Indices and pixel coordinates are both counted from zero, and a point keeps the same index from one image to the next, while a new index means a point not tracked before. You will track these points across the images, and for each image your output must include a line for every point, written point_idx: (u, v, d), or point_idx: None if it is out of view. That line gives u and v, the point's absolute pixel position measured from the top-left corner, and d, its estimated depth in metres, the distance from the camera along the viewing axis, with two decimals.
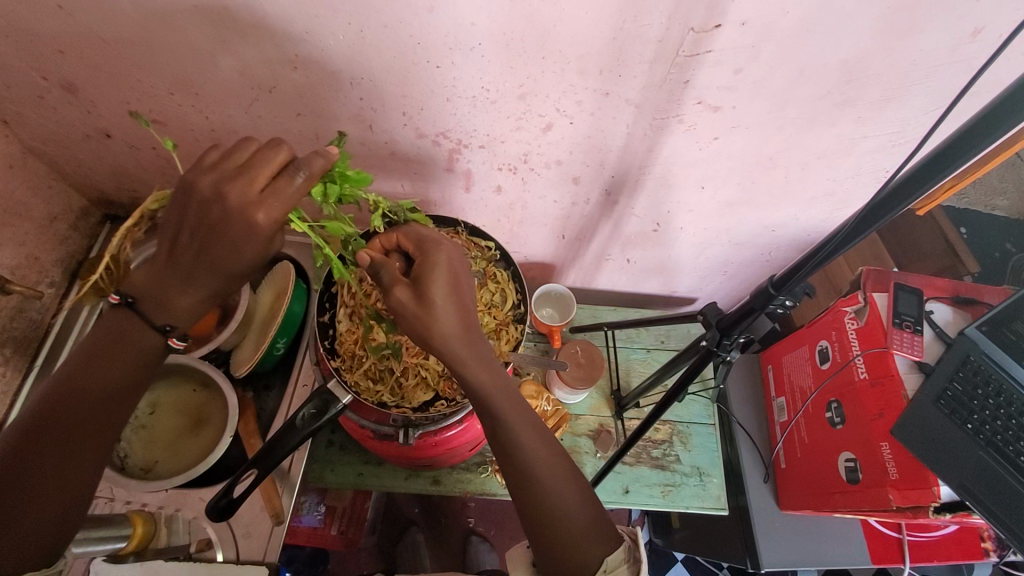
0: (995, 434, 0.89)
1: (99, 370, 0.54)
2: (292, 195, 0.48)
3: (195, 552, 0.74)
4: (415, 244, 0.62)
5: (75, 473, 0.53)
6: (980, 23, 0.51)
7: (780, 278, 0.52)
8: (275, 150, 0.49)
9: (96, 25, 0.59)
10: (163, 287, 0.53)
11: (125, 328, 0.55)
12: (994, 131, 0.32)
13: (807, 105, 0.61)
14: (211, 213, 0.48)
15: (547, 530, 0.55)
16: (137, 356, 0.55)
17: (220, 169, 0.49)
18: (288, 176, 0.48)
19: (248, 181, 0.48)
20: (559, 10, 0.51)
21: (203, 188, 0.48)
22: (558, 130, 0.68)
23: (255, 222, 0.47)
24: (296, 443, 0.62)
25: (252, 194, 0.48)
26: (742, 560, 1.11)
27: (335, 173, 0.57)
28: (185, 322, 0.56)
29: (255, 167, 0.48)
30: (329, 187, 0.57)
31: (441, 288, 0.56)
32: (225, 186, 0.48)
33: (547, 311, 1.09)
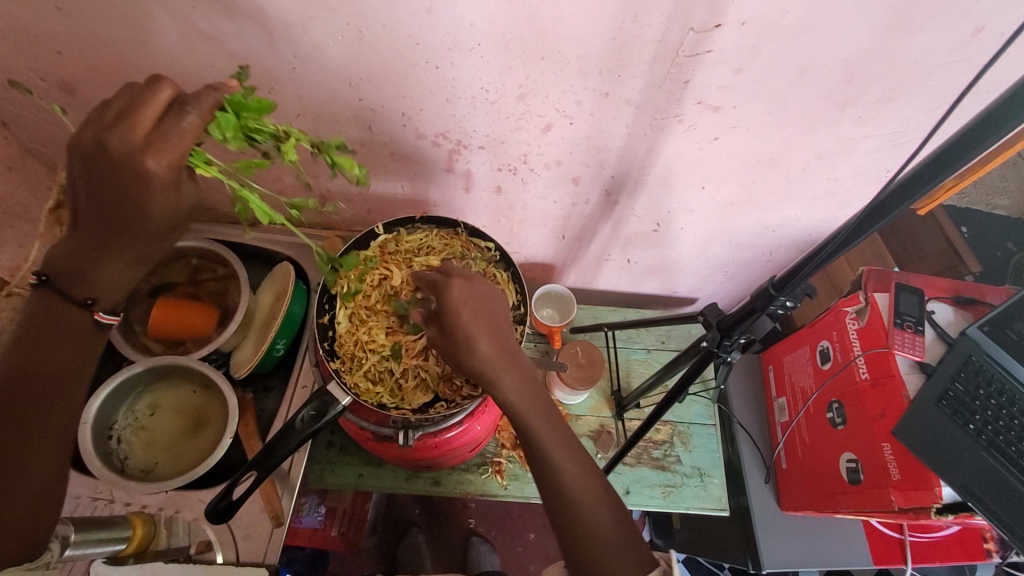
0: (997, 434, 0.88)
1: (32, 346, 0.53)
2: (184, 134, 0.45)
3: (195, 554, 0.73)
4: (433, 283, 0.63)
5: (36, 461, 0.52)
6: (981, 22, 0.51)
7: (781, 278, 0.52)
8: (154, 89, 0.45)
9: (93, 26, 0.59)
10: (83, 261, 0.51)
11: (45, 304, 0.53)
12: (1000, 130, 0.32)
13: (810, 105, 0.61)
14: (99, 167, 0.45)
15: (575, 543, 0.55)
16: (68, 329, 0.54)
17: (99, 117, 0.45)
18: (175, 112, 0.44)
19: (129, 127, 0.43)
20: (558, 10, 0.51)
21: (85, 139, 0.44)
22: (558, 130, 0.68)
23: (147, 169, 0.44)
24: (296, 444, 0.62)
25: (137, 139, 0.44)
26: (743, 561, 1.10)
27: (228, 104, 0.47)
28: (109, 294, 0.54)
29: (134, 110, 0.44)
30: (224, 119, 0.46)
31: (466, 312, 0.59)
32: (105, 133, 0.43)
33: (547, 312, 1.08)
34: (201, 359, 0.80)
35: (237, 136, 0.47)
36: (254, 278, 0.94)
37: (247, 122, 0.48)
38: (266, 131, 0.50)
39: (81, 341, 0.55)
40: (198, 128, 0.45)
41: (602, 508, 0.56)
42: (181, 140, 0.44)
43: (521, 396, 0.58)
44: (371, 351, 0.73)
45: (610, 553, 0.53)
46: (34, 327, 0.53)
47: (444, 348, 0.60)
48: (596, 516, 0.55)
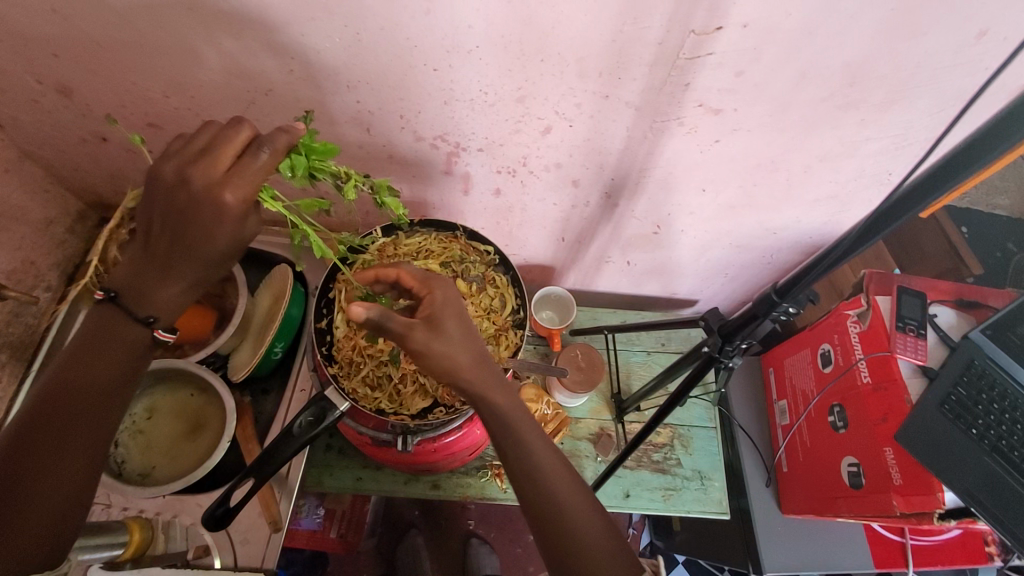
0: (1000, 438, 0.87)
1: (88, 367, 0.53)
2: (257, 173, 0.46)
3: (192, 560, 0.72)
4: (420, 282, 0.61)
5: (73, 477, 0.52)
6: (985, 25, 0.50)
7: (783, 285, 0.51)
8: (235, 129, 0.47)
9: (88, 28, 0.58)
10: (143, 278, 0.52)
11: (107, 323, 0.54)
12: (993, 150, 0.32)
13: (811, 108, 0.61)
14: (178, 198, 0.47)
15: (564, 545, 0.54)
16: (124, 352, 0.54)
17: (185, 153, 0.47)
18: (253, 152, 0.46)
19: (210, 164, 0.46)
20: (558, 13, 0.51)
21: (167, 171, 0.47)
22: (557, 133, 0.67)
23: (222, 204, 0.45)
24: (294, 450, 0.61)
25: (216, 175, 0.46)
26: (744, 564, 1.10)
27: (300, 147, 0.50)
28: (167, 315, 0.54)
29: (217, 148, 0.46)
30: (296, 160, 0.50)
31: (458, 315, 0.59)
32: (189, 169, 0.46)
33: (547, 314, 1.08)
34: (198, 362, 0.80)
35: (304, 176, 0.52)
36: (254, 282, 0.93)
37: (313, 162, 0.52)
38: (328, 170, 0.54)
39: (134, 363, 0.56)
40: (269, 168, 0.47)
41: (591, 512, 0.56)
42: (251, 180, 0.46)
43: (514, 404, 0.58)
44: (369, 356, 0.72)
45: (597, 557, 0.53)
46: (93, 344, 0.54)
47: (434, 351, 0.56)
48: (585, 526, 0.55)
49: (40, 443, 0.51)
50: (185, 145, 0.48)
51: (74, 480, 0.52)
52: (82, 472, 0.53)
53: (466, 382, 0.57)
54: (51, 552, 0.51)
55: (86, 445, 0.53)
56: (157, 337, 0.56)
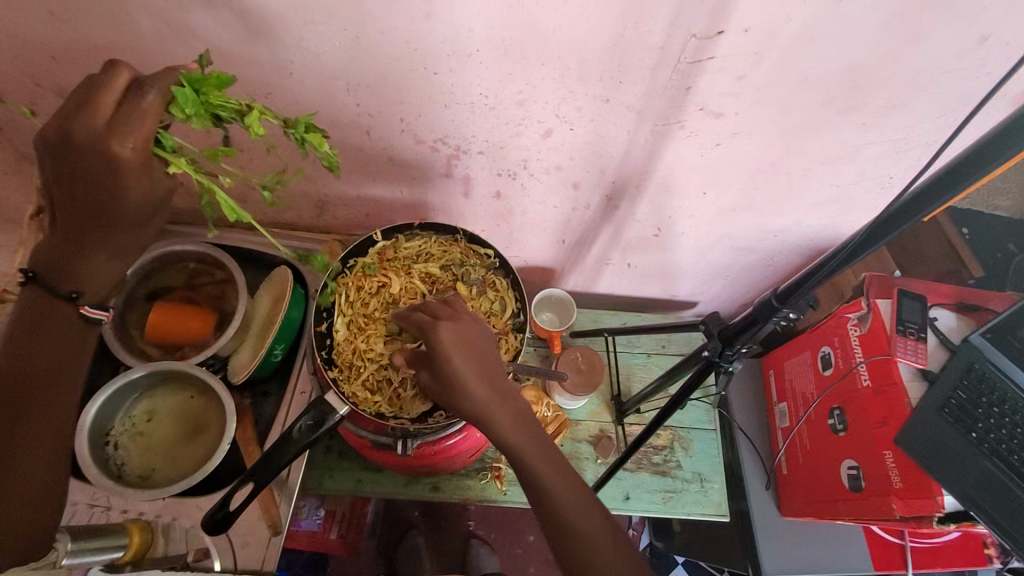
0: (1000, 443, 0.88)
1: (28, 352, 0.53)
2: (145, 117, 0.45)
3: (191, 561, 0.73)
4: (421, 330, 0.59)
5: (35, 472, 0.54)
6: (986, 30, 0.50)
7: (783, 291, 0.51)
8: (112, 74, 0.45)
9: (88, 32, 0.58)
10: (65, 253, 0.51)
11: (38, 306, 0.54)
12: (1003, 154, 0.32)
13: (811, 112, 0.61)
14: (66, 156, 0.44)
15: (576, 561, 0.55)
16: (63, 331, 0.54)
17: (64, 109, 0.44)
18: (135, 96, 0.44)
19: (91, 112, 0.43)
20: (559, 16, 0.51)
21: (49, 132, 0.44)
22: (558, 136, 0.67)
23: (114, 154, 0.44)
24: (294, 454, 0.61)
25: (100, 125, 0.43)
26: (744, 566, 1.10)
27: (186, 81, 0.46)
28: (97, 288, 0.54)
29: (94, 98, 0.44)
30: (185, 93, 0.45)
31: (459, 360, 0.55)
32: (68, 123, 0.43)
33: (547, 316, 1.07)
34: (197, 363, 0.80)
35: (200, 115, 0.46)
36: (253, 283, 0.93)
37: (208, 98, 0.47)
38: (229, 107, 0.47)
39: (72, 347, 0.55)
40: (158, 108, 0.45)
41: (596, 516, 0.57)
42: (143, 126, 0.45)
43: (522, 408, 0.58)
44: (369, 360, 0.72)
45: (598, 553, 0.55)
46: (28, 332, 0.54)
47: (438, 396, 0.57)
48: (588, 527, 0.56)
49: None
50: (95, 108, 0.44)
51: (35, 472, 0.54)
52: (43, 461, 0.54)
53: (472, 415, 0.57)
54: (29, 545, 0.54)
55: (39, 437, 0.54)
56: (85, 316, 0.55)
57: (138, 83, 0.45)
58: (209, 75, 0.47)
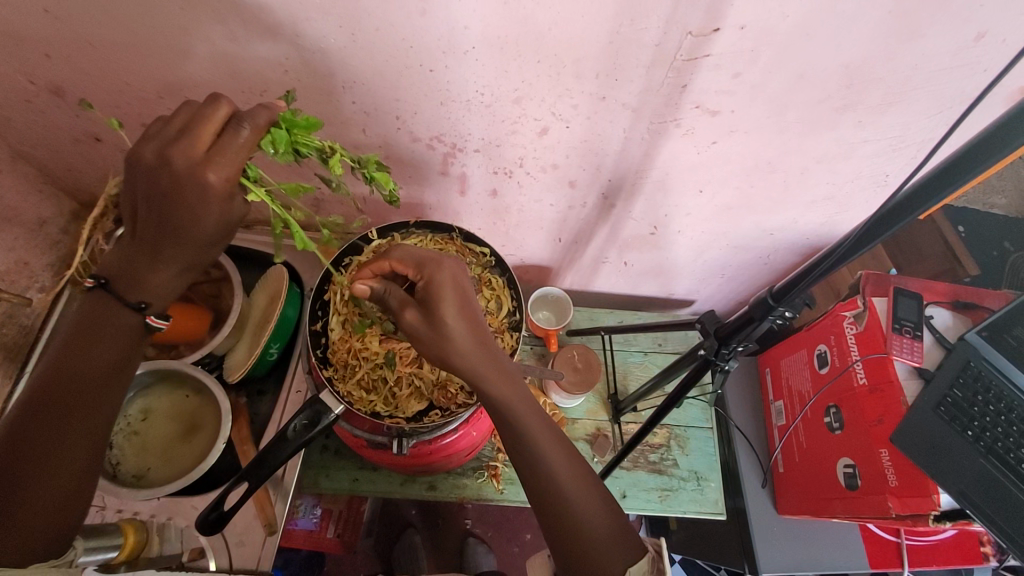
0: (996, 441, 0.88)
1: (85, 354, 0.53)
2: (240, 151, 0.46)
3: (187, 561, 0.72)
4: (414, 267, 0.59)
5: (70, 467, 0.52)
6: (983, 27, 0.50)
7: (779, 289, 0.51)
8: (213, 106, 0.46)
9: (83, 29, 0.58)
10: (134, 264, 0.52)
11: (101, 311, 0.54)
12: (996, 153, 0.32)
13: (808, 110, 0.60)
14: (161, 179, 0.45)
15: (573, 546, 0.54)
16: (121, 335, 0.55)
17: (164, 135, 0.46)
18: (233, 129, 0.45)
19: (191, 142, 0.44)
20: (554, 13, 0.50)
21: (147, 154, 0.45)
22: (555, 134, 0.67)
23: (206, 183, 0.44)
24: (289, 453, 0.61)
25: (198, 155, 0.44)
26: (741, 565, 1.10)
27: (280, 121, 0.48)
28: (162, 298, 0.55)
29: (195, 127, 0.45)
30: (277, 135, 0.47)
31: (447, 300, 0.56)
32: (168, 149, 0.44)
33: (543, 315, 1.07)
34: (193, 362, 0.80)
35: (286, 152, 0.49)
36: (249, 283, 0.93)
37: (295, 137, 0.50)
38: (313, 146, 0.51)
39: (127, 352, 0.55)
40: (252, 145, 0.46)
41: (597, 506, 0.55)
42: (236, 157, 0.45)
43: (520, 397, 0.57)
44: (364, 359, 0.72)
45: (600, 544, 0.53)
46: (86, 334, 0.54)
47: (423, 339, 0.56)
48: (591, 521, 0.54)
49: (39, 429, 0.51)
50: (171, 126, 0.47)
51: (74, 466, 0.52)
52: (78, 457, 0.52)
53: (462, 363, 0.56)
54: (49, 543, 0.50)
55: (79, 432, 0.52)
56: (150, 324, 0.56)
57: (235, 115, 0.46)
58: (300, 117, 0.49)
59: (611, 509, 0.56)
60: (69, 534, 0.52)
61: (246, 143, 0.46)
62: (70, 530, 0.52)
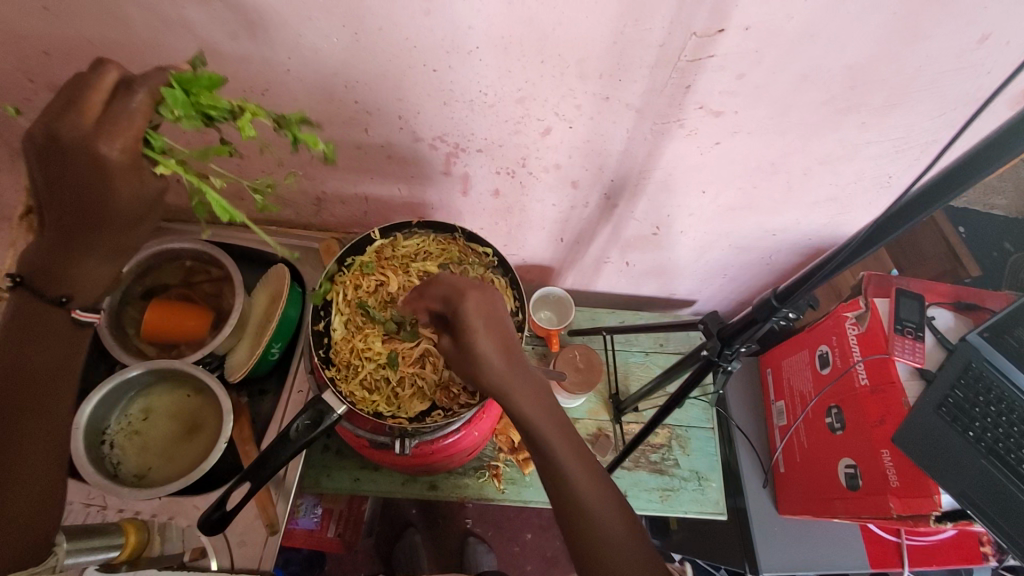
0: (996, 442, 0.88)
1: (16, 355, 0.51)
2: (134, 118, 0.43)
3: (189, 561, 0.72)
4: (445, 295, 0.59)
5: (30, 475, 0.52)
6: (988, 29, 0.50)
7: (784, 290, 0.51)
8: (99, 74, 0.44)
9: (82, 27, 0.57)
10: (54, 260, 0.50)
11: (26, 307, 0.52)
12: (996, 160, 0.32)
13: (810, 111, 0.61)
14: (54, 159, 0.43)
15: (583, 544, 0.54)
16: (59, 335, 0.53)
17: (53, 111, 0.43)
18: (123, 97, 0.43)
19: (78, 114, 0.42)
20: (558, 14, 0.50)
21: (36, 135, 0.43)
22: (557, 134, 0.67)
23: (101, 156, 0.42)
24: (291, 454, 0.61)
25: (88, 127, 0.42)
26: (742, 565, 1.10)
27: (175, 81, 0.45)
28: (90, 291, 0.52)
29: (82, 98, 0.42)
30: (175, 94, 0.44)
31: (474, 335, 0.56)
32: (54, 125, 0.42)
33: (545, 314, 1.07)
34: (194, 361, 0.79)
35: (189, 116, 0.45)
36: (249, 283, 0.93)
37: (198, 99, 0.46)
38: (222, 108, 0.47)
39: (65, 348, 0.54)
40: (146, 110, 0.44)
41: (607, 506, 0.55)
42: (130, 125, 0.43)
43: (529, 401, 0.57)
44: (368, 359, 0.72)
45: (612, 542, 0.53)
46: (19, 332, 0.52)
47: (458, 363, 0.58)
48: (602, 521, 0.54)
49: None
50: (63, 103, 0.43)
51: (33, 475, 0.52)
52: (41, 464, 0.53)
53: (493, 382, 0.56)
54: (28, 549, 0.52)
55: (33, 440, 0.52)
56: (77, 318, 0.53)
57: (126, 82, 0.44)
58: (200, 76, 0.46)
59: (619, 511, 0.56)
60: (44, 538, 0.53)
61: (139, 108, 0.43)
62: (45, 534, 0.53)
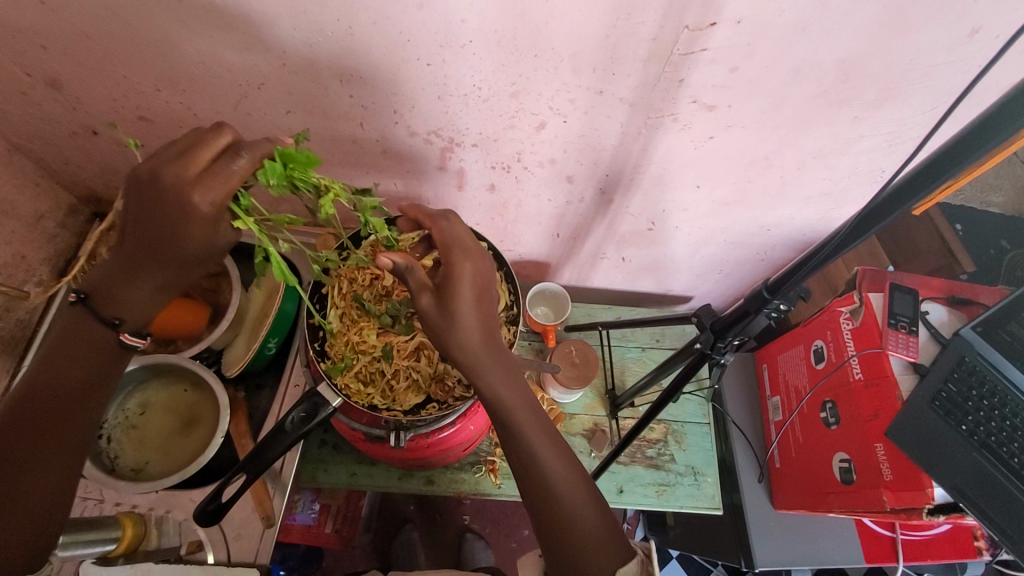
0: (990, 435, 0.89)
1: (62, 369, 0.55)
2: (233, 178, 0.46)
3: (185, 554, 0.74)
4: (445, 247, 0.60)
5: (47, 481, 0.53)
6: (978, 23, 0.50)
7: (775, 281, 0.51)
8: (216, 134, 0.47)
9: (77, 20, 0.57)
10: (115, 281, 0.53)
11: (80, 327, 0.56)
12: (981, 146, 0.32)
13: (803, 106, 0.61)
14: (152, 198, 0.46)
15: (552, 527, 0.55)
16: (102, 353, 0.57)
17: (164, 151, 0.46)
18: (230, 158, 0.46)
19: (186, 163, 0.45)
20: (551, 8, 0.50)
21: (142, 171, 0.46)
22: (552, 129, 0.67)
23: (191, 206, 0.45)
24: (286, 446, 0.61)
25: (189, 176, 0.45)
26: (737, 559, 1.10)
27: (277, 155, 0.49)
28: (134, 315, 0.56)
29: (193, 150, 0.46)
30: (273, 168, 0.48)
31: (465, 297, 0.56)
32: (162, 169, 0.45)
33: (541, 310, 1.07)
34: (191, 356, 0.79)
35: (280, 183, 0.49)
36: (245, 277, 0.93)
37: (293, 172, 0.50)
38: (310, 183, 0.52)
39: (106, 367, 0.57)
40: (247, 173, 0.47)
41: (583, 500, 0.56)
42: (227, 184, 0.46)
43: (511, 390, 0.58)
44: (362, 352, 0.72)
45: (581, 530, 0.54)
46: (66, 347, 0.55)
47: (432, 323, 0.56)
48: (579, 512, 0.55)
49: (17, 441, 0.52)
50: (174, 146, 0.47)
51: (51, 482, 0.53)
52: (60, 470, 0.54)
53: (463, 356, 0.56)
54: (30, 557, 0.51)
55: (58, 448, 0.54)
56: (124, 342, 0.57)
57: (235, 145, 0.47)
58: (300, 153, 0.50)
59: (594, 504, 0.56)
60: (47, 547, 0.52)
61: (240, 170, 0.46)
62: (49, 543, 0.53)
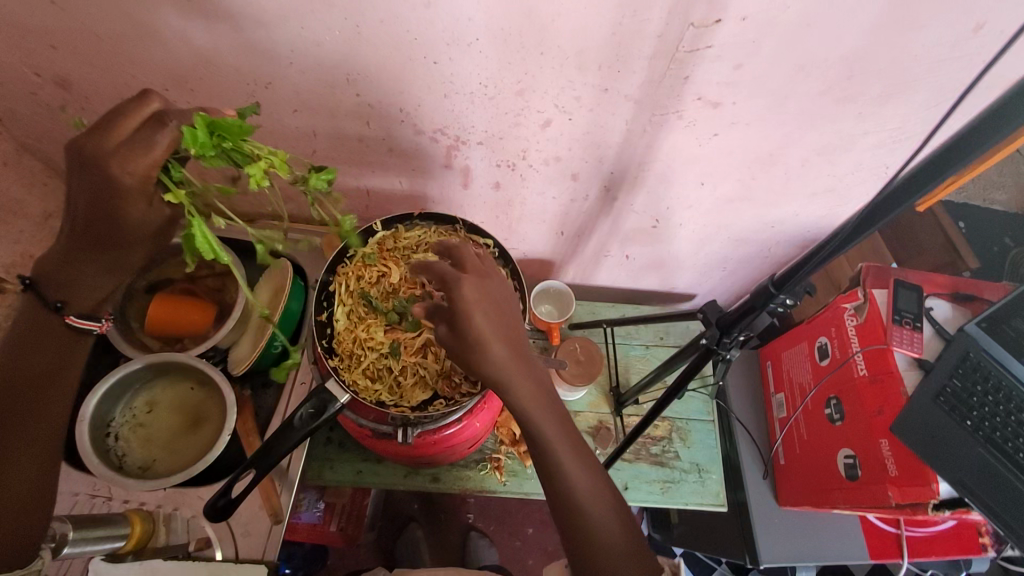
0: (995, 430, 0.89)
1: (24, 358, 0.58)
2: (153, 150, 0.47)
3: (194, 550, 0.74)
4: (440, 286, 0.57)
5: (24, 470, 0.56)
6: (982, 18, 0.50)
7: (780, 277, 0.52)
8: (140, 104, 0.48)
9: (87, 20, 0.58)
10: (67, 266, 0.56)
11: (32, 314, 0.59)
12: (990, 139, 0.32)
13: (809, 101, 0.61)
14: (85, 175, 0.47)
15: (568, 516, 0.57)
16: (56, 341, 0.60)
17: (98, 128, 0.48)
18: (150, 128, 0.48)
19: (106, 135, 0.47)
20: (558, 6, 0.51)
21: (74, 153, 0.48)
22: (557, 127, 0.68)
23: (113, 175, 0.47)
24: (293, 443, 0.61)
25: (109, 147, 0.47)
26: (741, 556, 1.11)
27: (201, 120, 0.47)
28: (79, 301, 0.60)
29: (116, 122, 0.47)
30: (197, 132, 0.46)
31: (479, 319, 0.56)
32: (86, 143, 0.47)
33: (546, 308, 1.08)
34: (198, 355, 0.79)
35: (208, 151, 0.48)
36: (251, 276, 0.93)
37: (222, 140, 0.49)
38: (246, 151, 0.51)
39: (65, 354, 0.61)
40: (170, 144, 0.48)
41: (601, 501, 0.57)
42: (149, 154, 0.47)
43: (534, 390, 0.57)
44: (369, 348, 0.73)
45: (596, 520, 0.56)
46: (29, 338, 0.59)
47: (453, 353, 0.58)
48: (590, 510, 0.56)
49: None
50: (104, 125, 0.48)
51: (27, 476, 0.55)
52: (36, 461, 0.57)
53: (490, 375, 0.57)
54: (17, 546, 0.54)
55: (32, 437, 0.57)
56: (73, 324, 0.61)
57: (160, 115, 0.48)
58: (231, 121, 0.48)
59: (608, 503, 0.57)
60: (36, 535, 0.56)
61: (163, 141, 0.48)
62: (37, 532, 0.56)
